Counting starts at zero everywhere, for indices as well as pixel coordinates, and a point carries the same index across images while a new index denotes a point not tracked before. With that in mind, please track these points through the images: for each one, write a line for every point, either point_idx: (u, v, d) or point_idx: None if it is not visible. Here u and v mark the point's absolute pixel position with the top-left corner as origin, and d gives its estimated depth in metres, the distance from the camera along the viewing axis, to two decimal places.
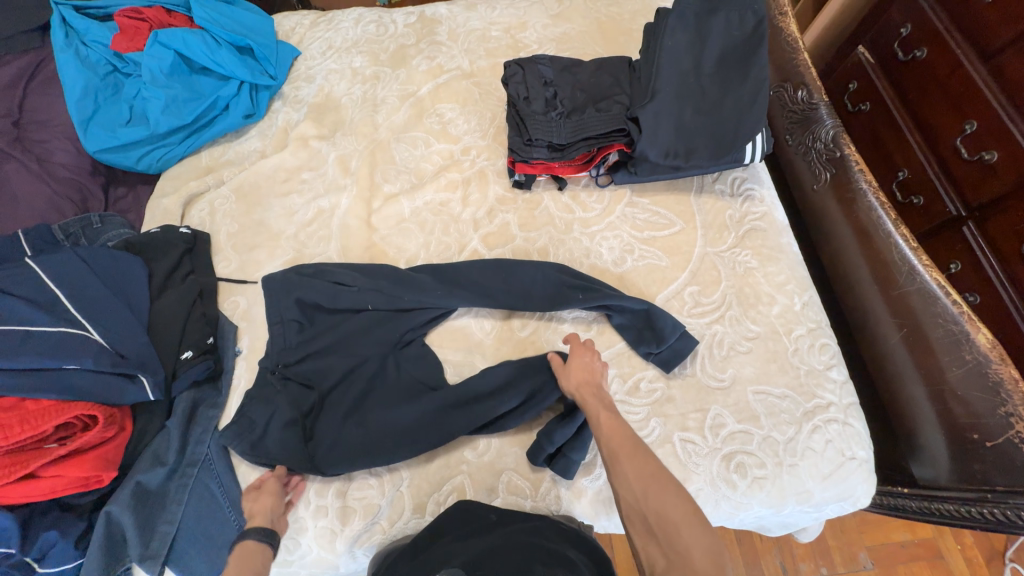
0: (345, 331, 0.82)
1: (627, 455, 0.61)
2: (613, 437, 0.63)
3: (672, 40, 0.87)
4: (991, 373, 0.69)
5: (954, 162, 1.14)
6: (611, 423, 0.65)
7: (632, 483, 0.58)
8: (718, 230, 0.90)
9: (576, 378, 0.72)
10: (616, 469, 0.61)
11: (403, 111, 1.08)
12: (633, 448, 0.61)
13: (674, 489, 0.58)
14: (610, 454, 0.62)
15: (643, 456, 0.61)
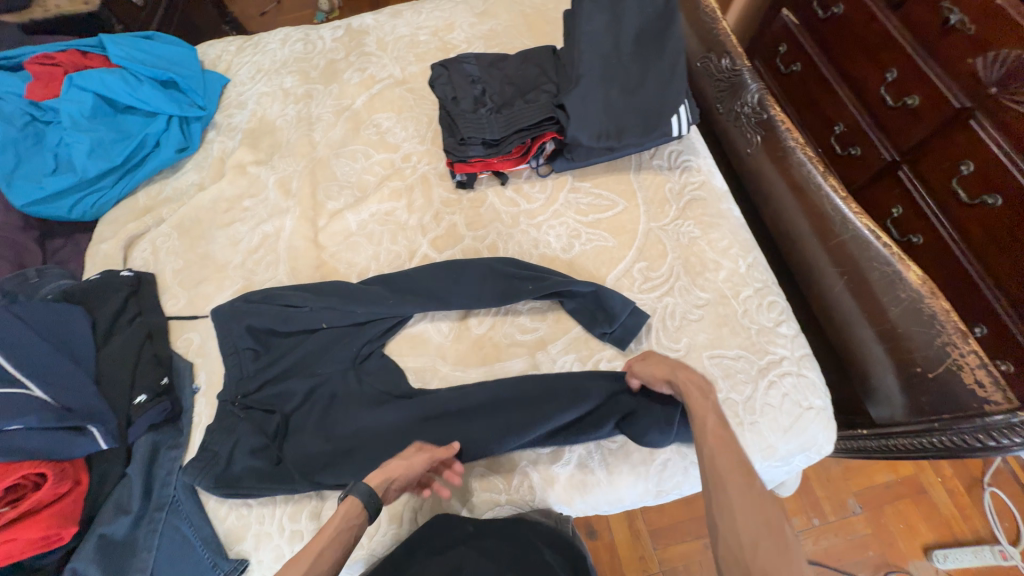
0: (302, 354, 0.81)
1: (738, 486, 0.52)
2: (722, 459, 0.55)
3: (590, 24, 0.88)
4: (925, 307, 0.72)
5: (881, 111, 1.17)
6: (722, 446, 0.56)
7: (738, 526, 0.49)
8: (659, 205, 0.92)
9: (665, 367, 0.67)
10: (721, 498, 0.52)
11: (340, 126, 1.07)
12: (747, 480, 0.52)
13: (786, 540, 0.48)
14: (714, 481, 0.54)
15: (753, 485, 0.52)
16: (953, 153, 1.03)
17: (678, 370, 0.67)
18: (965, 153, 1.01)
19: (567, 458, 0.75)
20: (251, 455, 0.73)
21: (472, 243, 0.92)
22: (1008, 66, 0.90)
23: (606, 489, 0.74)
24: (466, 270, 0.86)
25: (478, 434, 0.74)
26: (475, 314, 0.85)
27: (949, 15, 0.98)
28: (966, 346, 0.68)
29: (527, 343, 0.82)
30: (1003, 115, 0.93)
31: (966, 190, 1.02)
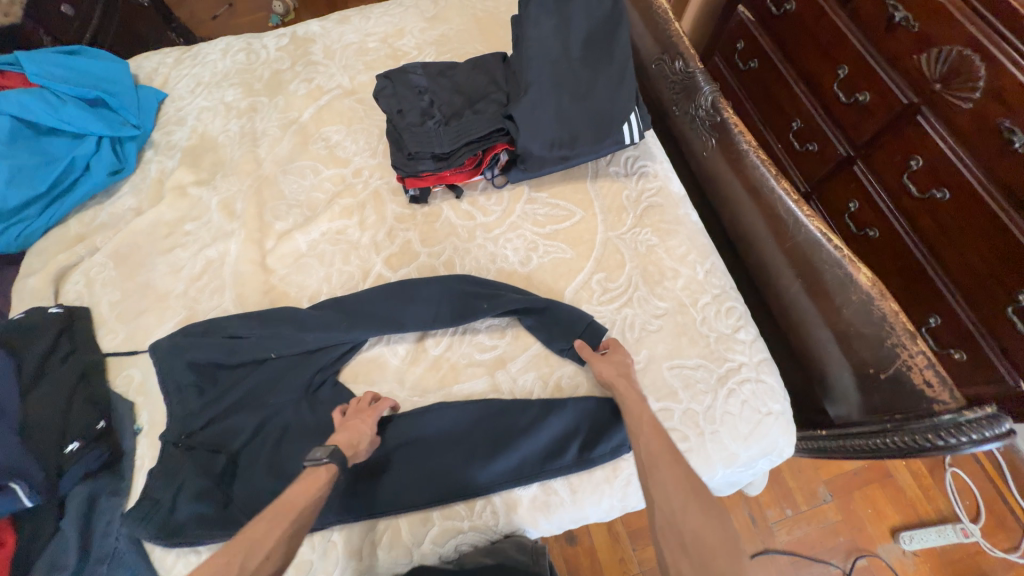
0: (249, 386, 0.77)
1: (668, 465, 0.59)
2: (655, 444, 0.61)
3: (537, 30, 0.86)
4: (876, 309, 0.72)
5: (835, 107, 1.18)
6: (655, 433, 0.63)
7: (671, 497, 0.57)
8: (616, 213, 0.90)
9: (614, 367, 0.72)
10: (655, 476, 0.58)
11: (287, 141, 1.02)
12: (674, 458, 0.60)
13: (709, 505, 0.56)
14: (646, 463, 0.60)
15: (678, 465, 0.59)
16: (902, 149, 1.05)
17: (619, 377, 0.70)
18: (914, 149, 1.02)
19: (530, 483, 0.73)
20: (196, 499, 0.69)
21: (428, 260, 0.89)
22: (950, 63, 0.92)
23: (570, 509, 0.72)
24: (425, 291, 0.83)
25: (453, 465, 0.73)
26: (432, 336, 0.83)
27: (894, 12, 0.99)
28: (915, 347, 0.69)
29: (487, 362, 0.80)
30: (948, 110, 0.95)
31: (917, 185, 1.03)
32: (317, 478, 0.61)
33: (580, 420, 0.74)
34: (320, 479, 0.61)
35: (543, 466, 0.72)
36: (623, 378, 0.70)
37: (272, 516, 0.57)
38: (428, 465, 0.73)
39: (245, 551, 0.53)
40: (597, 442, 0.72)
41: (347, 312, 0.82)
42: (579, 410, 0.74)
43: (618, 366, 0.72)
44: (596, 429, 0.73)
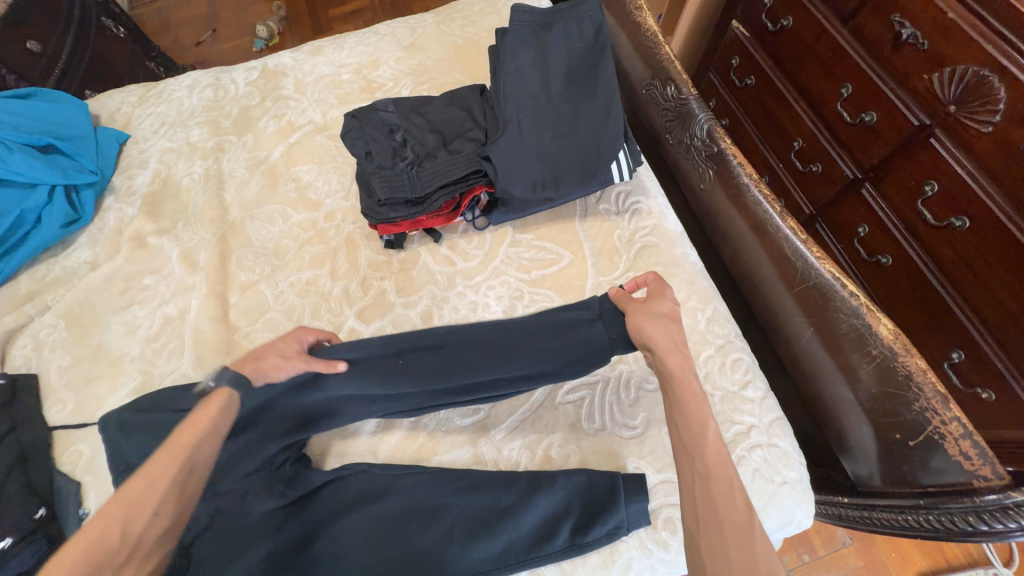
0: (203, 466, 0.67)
1: (732, 519, 0.46)
2: (717, 484, 0.48)
3: (515, 64, 0.80)
4: (899, 367, 0.65)
5: (839, 126, 1.12)
6: (720, 468, 0.50)
7: (732, 570, 0.44)
8: (608, 255, 0.83)
9: (669, 342, 0.60)
10: (711, 529, 0.46)
11: (255, 183, 0.96)
12: (748, 521, 0.46)
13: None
14: (703, 515, 0.47)
15: (750, 531, 0.46)
16: (915, 173, 0.97)
17: (671, 348, 0.60)
18: (928, 173, 0.95)
19: (516, 572, 0.64)
20: None
21: (404, 311, 0.82)
22: (966, 83, 0.85)
23: None
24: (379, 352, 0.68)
25: (429, 549, 0.64)
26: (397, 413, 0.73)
27: (900, 30, 0.93)
28: (949, 412, 0.61)
29: (468, 429, 0.73)
30: (964, 133, 0.88)
31: (932, 212, 0.96)
32: (212, 403, 0.59)
33: (571, 496, 0.66)
34: (215, 405, 0.59)
35: (531, 550, 0.64)
36: (677, 352, 0.60)
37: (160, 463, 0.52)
38: (398, 548, 0.63)
39: (128, 514, 0.46)
40: (590, 525, 0.64)
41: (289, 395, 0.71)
42: (572, 485, 0.66)
43: (669, 336, 0.61)
44: (590, 509, 0.65)
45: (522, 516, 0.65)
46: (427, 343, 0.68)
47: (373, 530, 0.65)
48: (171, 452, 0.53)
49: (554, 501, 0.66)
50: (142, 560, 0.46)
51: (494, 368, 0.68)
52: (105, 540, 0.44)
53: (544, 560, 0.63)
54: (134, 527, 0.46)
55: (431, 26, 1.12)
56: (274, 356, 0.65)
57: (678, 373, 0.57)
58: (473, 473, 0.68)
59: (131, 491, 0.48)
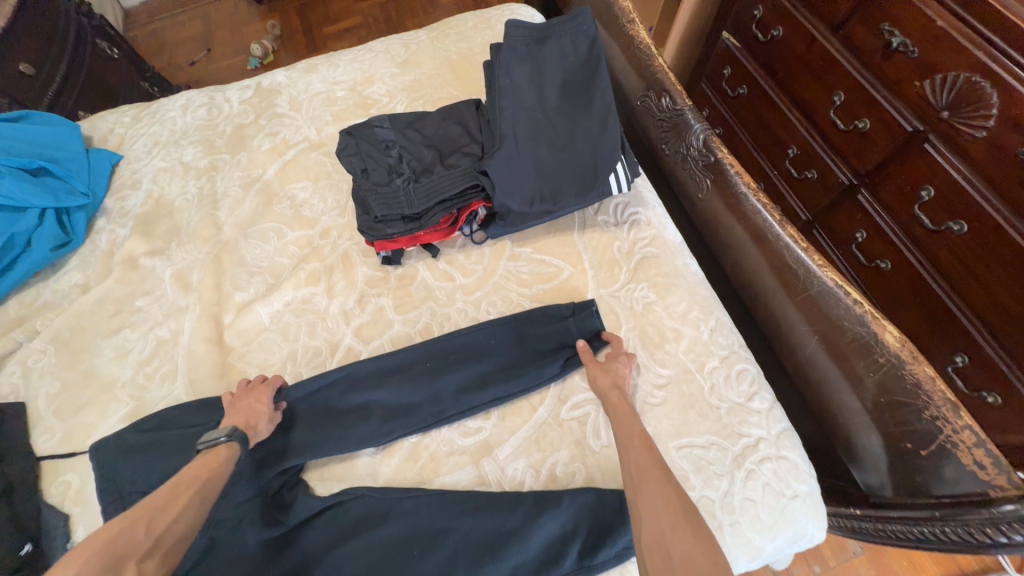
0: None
1: (658, 483, 0.53)
2: (644, 460, 0.56)
3: (510, 78, 0.80)
4: (907, 375, 0.64)
5: (833, 133, 1.12)
6: (645, 446, 0.58)
7: (660, 518, 0.51)
8: (609, 267, 0.82)
9: (609, 379, 0.68)
10: (643, 495, 0.53)
11: (249, 201, 0.95)
12: (665, 476, 0.54)
13: (699, 527, 0.50)
14: (635, 480, 0.55)
15: (668, 481, 0.54)
16: (910, 178, 0.98)
17: (611, 388, 0.67)
18: (923, 178, 0.95)
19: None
20: None
21: (403, 329, 0.81)
22: (957, 90, 0.85)
23: None
24: (373, 372, 0.76)
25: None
26: (404, 430, 0.72)
27: (890, 38, 0.94)
28: (959, 420, 0.60)
29: (470, 449, 0.71)
30: (958, 138, 0.88)
31: (928, 216, 0.96)
32: (215, 458, 0.61)
33: (577, 515, 0.64)
34: (220, 455, 0.61)
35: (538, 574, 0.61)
36: (617, 390, 0.67)
37: (170, 489, 0.55)
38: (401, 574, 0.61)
39: (146, 517, 0.51)
40: (599, 547, 0.62)
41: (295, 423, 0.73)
42: (578, 504, 0.64)
43: (614, 378, 0.68)
44: (599, 528, 0.63)
45: (529, 537, 0.63)
46: (443, 349, 0.77)
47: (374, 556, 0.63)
48: (185, 480, 0.57)
49: (561, 522, 0.64)
50: (165, 554, 0.51)
51: (505, 361, 0.76)
52: (126, 533, 0.49)
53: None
54: (158, 527, 0.51)
55: (425, 42, 1.13)
56: (260, 419, 0.68)
57: (617, 405, 0.65)
58: (477, 495, 0.66)
59: (154, 502, 0.53)
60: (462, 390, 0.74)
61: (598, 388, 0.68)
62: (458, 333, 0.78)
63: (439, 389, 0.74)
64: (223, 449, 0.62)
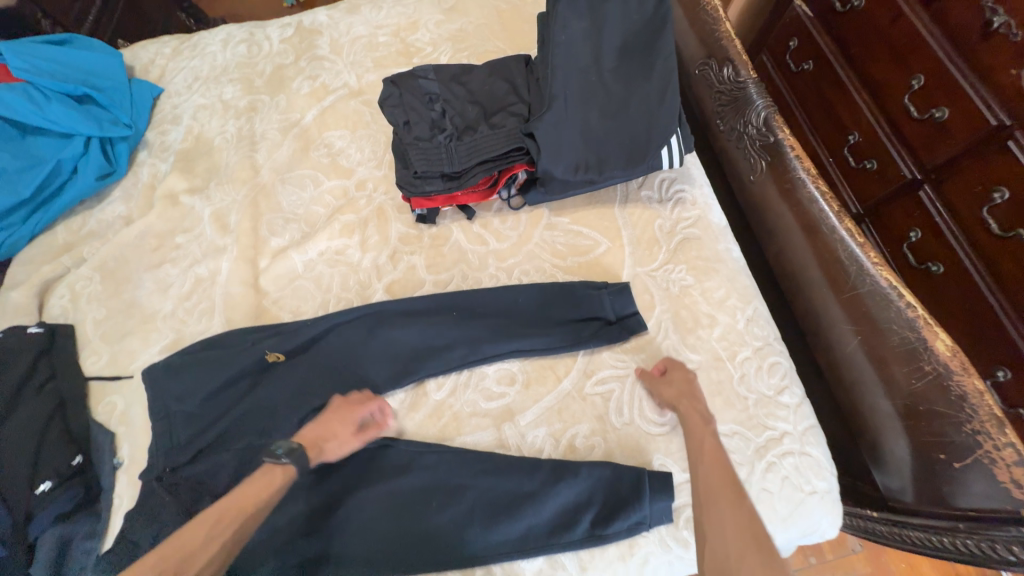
0: (241, 407, 0.71)
1: (728, 507, 0.56)
2: (713, 479, 0.58)
3: (566, 34, 0.75)
4: (953, 386, 0.61)
5: (903, 121, 1.04)
6: (717, 465, 0.59)
7: (727, 542, 0.54)
8: (647, 245, 0.80)
9: (675, 390, 0.67)
10: (710, 516, 0.56)
11: (287, 146, 0.94)
12: (737, 500, 0.56)
13: (769, 557, 0.53)
14: (703, 501, 0.57)
15: (740, 506, 0.56)
16: (983, 177, 0.91)
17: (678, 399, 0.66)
18: (999, 178, 0.88)
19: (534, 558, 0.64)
20: None
21: (433, 289, 0.81)
22: None
23: None
24: (391, 308, 0.78)
25: (449, 526, 0.64)
26: (421, 369, 0.74)
27: (992, 17, 0.84)
28: (1003, 437, 0.57)
29: (492, 412, 0.72)
30: None
31: (997, 219, 0.90)
32: (273, 479, 0.61)
33: (595, 487, 0.65)
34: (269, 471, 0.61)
35: (552, 537, 0.64)
36: (685, 399, 0.66)
37: (211, 525, 0.57)
38: (421, 523, 0.64)
39: (182, 557, 0.53)
40: (612, 519, 0.64)
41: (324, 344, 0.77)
42: (598, 477, 0.65)
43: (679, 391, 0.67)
44: (614, 501, 0.64)
45: (544, 502, 0.65)
46: (466, 304, 0.77)
47: (396, 502, 0.66)
48: (228, 516, 0.58)
49: (577, 490, 0.65)
50: None
51: (526, 330, 0.75)
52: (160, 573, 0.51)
53: (565, 548, 0.63)
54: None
55: None
56: (330, 441, 0.66)
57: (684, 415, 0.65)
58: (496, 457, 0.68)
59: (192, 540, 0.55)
60: (480, 343, 0.75)
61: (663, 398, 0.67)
62: (480, 289, 0.78)
63: (460, 341, 0.75)
64: (280, 473, 0.62)
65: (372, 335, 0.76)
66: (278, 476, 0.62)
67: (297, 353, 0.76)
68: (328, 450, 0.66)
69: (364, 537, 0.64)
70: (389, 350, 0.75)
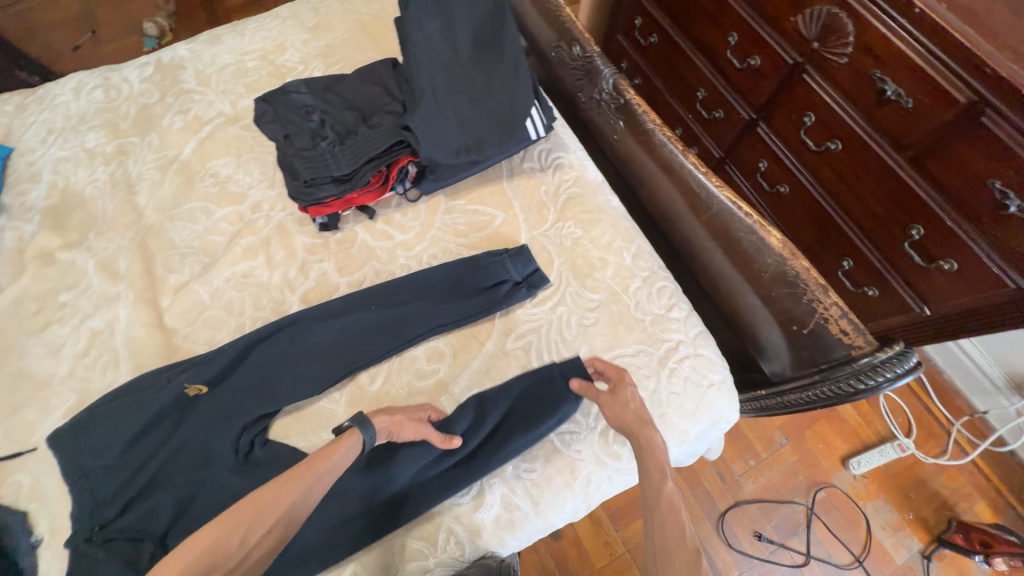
0: (172, 444, 0.70)
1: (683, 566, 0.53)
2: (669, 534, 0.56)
3: (421, 32, 0.81)
4: (790, 270, 0.79)
5: (731, 72, 1.23)
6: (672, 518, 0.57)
7: None
8: (538, 210, 0.89)
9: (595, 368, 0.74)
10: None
11: (169, 183, 0.92)
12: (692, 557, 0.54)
13: None
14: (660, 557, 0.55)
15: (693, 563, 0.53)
16: (795, 107, 1.10)
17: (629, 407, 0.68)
18: (805, 105, 1.08)
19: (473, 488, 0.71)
20: None
21: (349, 290, 0.83)
22: (823, 21, 0.96)
23: (534, 520, 0.71)
24: (311, 315, 0.80)
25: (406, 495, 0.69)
26: (355, 365, 0.77)
27: None
28: (830, 299, 0.76)
29: (428, 388, 0.76)
30: (827, 66, 1.00)
31: (813, 139, 1.09)
32: (341, 445, 0.63)
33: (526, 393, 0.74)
34: (342, 444, 0.62)
35: (497, 450, 0.71)
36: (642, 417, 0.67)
37: (282, 482, 0.58)
38: (382, 502, 0.68)
39: (249, 520, 0.55)
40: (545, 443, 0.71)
41: (249, 365, 0.77)
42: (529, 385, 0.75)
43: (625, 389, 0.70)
44: (544, 400, 0.73)
45: (485, 452, 0.71)
46: (385, 295, 0.81)
47: (349, 497, 0.68)
48: (296, 476, 0.59)
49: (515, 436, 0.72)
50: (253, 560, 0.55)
51: (445, 304, 0.81)
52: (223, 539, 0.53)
53: (513, 457, 0.71)
54: (250, 541, 0.55)
55: (333, 5, 1.10)
56: (400, 413, 0.69)
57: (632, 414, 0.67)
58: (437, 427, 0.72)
59: (260, 502, 0.56)
60: (404, 327, 0.79)
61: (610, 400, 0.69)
62: (395, 279, 0.83)
63: (385, 330, 0.79)
64: (350, 437, 0.63)
65: (297, 344, 0.78)
66: (348, 445, 0.63)
67: (220, 379, 0.75)
68: (397, 423, 0.68)
69: (327, 535, 0.67)
70: (317, 355, 0.77)
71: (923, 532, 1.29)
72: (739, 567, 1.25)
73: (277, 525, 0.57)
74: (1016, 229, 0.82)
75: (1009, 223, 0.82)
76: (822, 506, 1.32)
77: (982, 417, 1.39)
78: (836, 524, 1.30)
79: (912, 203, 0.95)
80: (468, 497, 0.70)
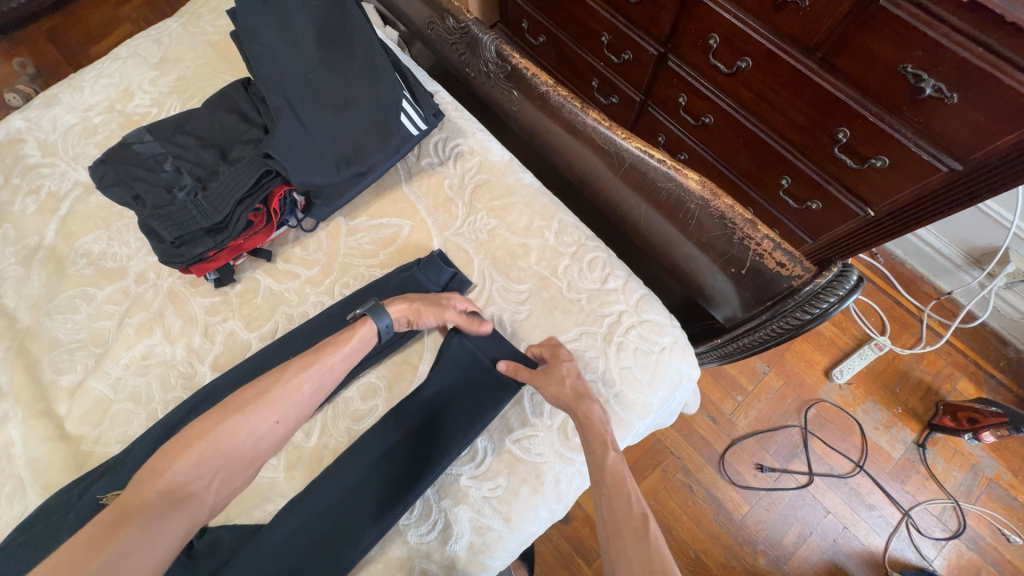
0: None
1: (633, 538, 0.51)
2: (617, 502, 0.54)
3: (257, 43, 0.72)
4: (715, 210, 0.72)
5: (627, 7, 1.15)
6: (619, 488, 0.55)
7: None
8: (445, 208, 0.82)
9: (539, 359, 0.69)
10: (616, 549, 0.51)
11: (37, 275, 0.82)
12: (643, 525, 0.52)
13: None
14: (611, 529, 0.53)
15: (645, 537, 0.51)
16: (699, 30, 1.03)
17: (573, 403, 0.63)
18: (707, 27, 1.01)
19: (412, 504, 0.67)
20: None
21: (263, 344, 0.76)
22: None
23: (510, 536, 0.66)
24: (224, 383, 0.71)
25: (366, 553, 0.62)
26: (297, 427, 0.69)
27: None
28: (760, 234, 0.70)
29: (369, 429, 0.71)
30: None
31: (723, 60, 1.02)
32: (355, 328, 0.66)
33: (466, 395, 0.71)
34: (356, 328, 0.65)
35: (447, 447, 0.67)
36: (580, 404, 0.63)
37: (297, 365, 0.60)
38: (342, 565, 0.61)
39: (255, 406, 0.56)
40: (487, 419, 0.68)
41: None
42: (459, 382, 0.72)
43: (572, 387, 0.65)
44: (486, 398, 0.70)
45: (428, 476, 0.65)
46: (300, 342, 0.73)
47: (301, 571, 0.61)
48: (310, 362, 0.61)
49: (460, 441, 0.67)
50: (254, 456, 0.55)
51: None
52: (222, 444, 0.53)
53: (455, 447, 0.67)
54: (259, 430, 0.55)
55: (176, 32, 0.99)
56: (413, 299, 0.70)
57: (584, 419, 0.61)
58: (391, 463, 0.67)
59: (265, 391, 0.57)
60: None
61: (561, 402, 0.64)
62: (307, 321, 0.75)
63: None
64: (364, 327, 0.66)
65: None
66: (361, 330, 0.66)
67: None
68: (414, 309, 0.69)
69: None
70: None
71: (914, 423, 1.30)
72: (749, 502, 1.23)
73: (286, 417, 0.57)
74: (937, 111, 0.78)
75: (929, 106, 0.78)
76: (815, 422, 1.30)
77: (949, 297, 1.39)
78: (832, 436, 1.29)
79: (832, 106, 0.90)
80: (435, 531, 0.66)
